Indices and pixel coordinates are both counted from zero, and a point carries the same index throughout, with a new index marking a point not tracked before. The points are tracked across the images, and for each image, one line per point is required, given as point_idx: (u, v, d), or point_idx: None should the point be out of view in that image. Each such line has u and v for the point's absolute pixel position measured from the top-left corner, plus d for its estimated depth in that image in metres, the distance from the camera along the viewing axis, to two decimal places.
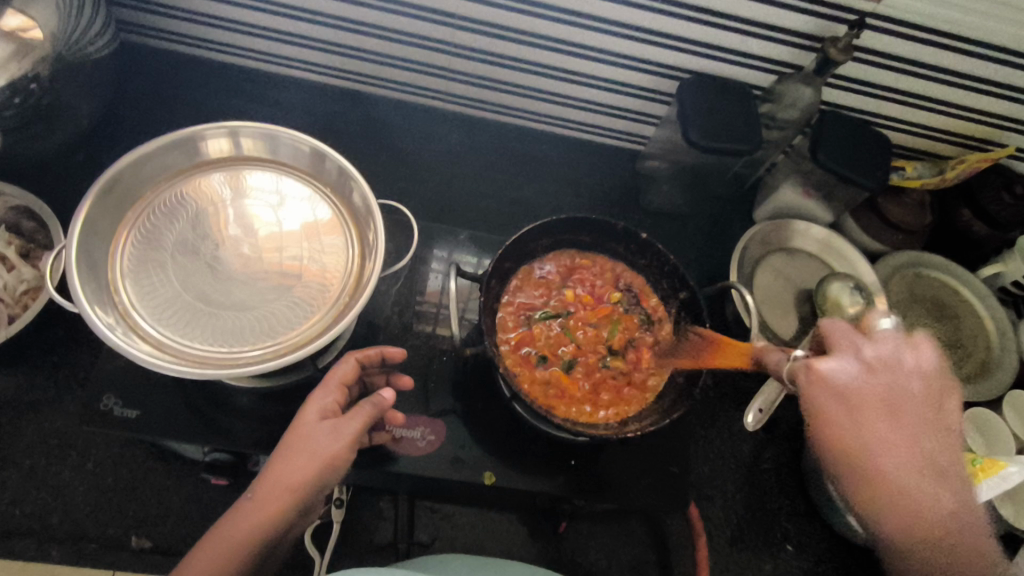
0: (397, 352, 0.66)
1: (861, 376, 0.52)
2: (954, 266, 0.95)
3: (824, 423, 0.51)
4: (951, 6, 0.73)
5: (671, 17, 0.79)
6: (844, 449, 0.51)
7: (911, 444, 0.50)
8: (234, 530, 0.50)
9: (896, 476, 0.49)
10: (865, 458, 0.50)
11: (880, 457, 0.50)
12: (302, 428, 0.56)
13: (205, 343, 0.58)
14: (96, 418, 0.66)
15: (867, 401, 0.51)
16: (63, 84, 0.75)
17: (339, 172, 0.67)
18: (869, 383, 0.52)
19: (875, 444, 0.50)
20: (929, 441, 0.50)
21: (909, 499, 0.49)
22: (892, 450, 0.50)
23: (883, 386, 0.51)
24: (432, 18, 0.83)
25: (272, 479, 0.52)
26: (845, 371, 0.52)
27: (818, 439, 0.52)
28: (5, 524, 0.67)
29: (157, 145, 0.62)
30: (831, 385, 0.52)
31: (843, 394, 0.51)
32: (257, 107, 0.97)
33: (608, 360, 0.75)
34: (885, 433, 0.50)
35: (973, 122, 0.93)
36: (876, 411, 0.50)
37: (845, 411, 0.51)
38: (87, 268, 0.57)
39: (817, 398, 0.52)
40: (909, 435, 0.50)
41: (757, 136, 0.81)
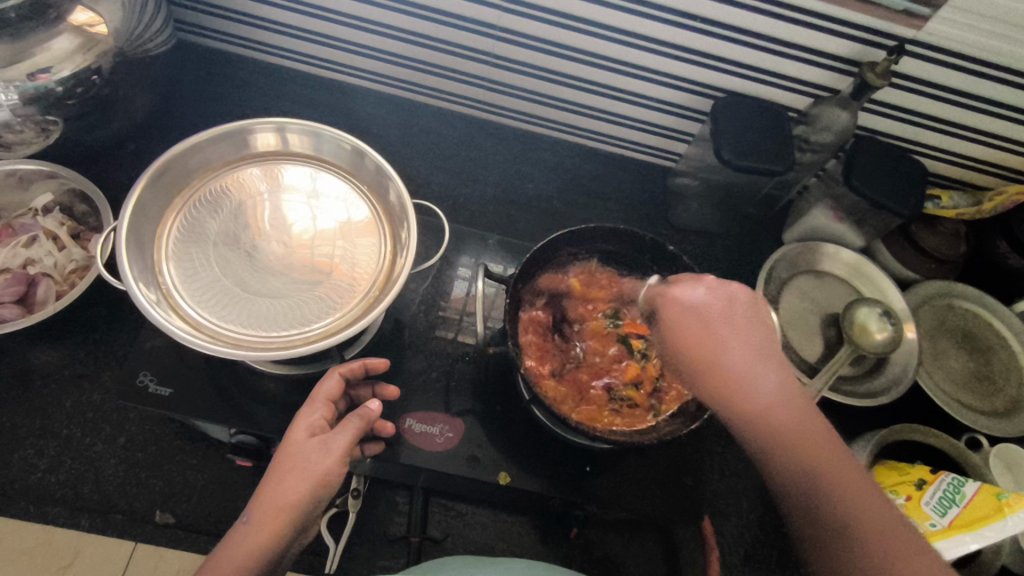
0: (379, 364, 0.68)
1: (710, 296, 0.57)
2: (989, 299, 0.93)
3: (690, 342, 0.55)
4: (995, 36, 0.72)
5: (711, 37, 0.80)
6: (713, 373, 0.54)
7: (760, 358, 0.54)
8: (229, 557, 0.50)
9: (746, 380, 0.53)
10: (727, 372, 0.53)
11: (736, 367, 0.53)
12: (291, 448, 0.56)
13: (240, 327, 0.60)
14: (132, 394, 0.69)
15: (694, 319, 0.56)
16: (123, 77, 0.80)
17: (377, 171, 0.69)
18: (714, 302, 0.56)
19: (725, 357, 0.54)
20: (742, 363, 0.54)
21: (782, 411, 0.51)
22: (734, 356, 0.54)
23: (709, 320, 0.55)
24: (475, 29, 0.85)
25: (266, 500, 0.52)
26: (692, 292, 0.57)
27: (682, 359, 0.56)
28: (39, 491, 0.70)
29: (207, 137, 0.65)
30: (681, 304, 0.57)
31: (694, 313, 0.56)
32: (301, 107, 1.00)
33: (619, 391, 0.74)
34: (744, 360, 0.54)
35: (1011, 154, 0.92)
36: (720, 338, 0.54)
37: (711, 326, 0.55)
38: (136, 249, 0.59)
39: (682, 310, 0.57)
40: (767, 358, 0.54)
41: (791, 157, 0.81)
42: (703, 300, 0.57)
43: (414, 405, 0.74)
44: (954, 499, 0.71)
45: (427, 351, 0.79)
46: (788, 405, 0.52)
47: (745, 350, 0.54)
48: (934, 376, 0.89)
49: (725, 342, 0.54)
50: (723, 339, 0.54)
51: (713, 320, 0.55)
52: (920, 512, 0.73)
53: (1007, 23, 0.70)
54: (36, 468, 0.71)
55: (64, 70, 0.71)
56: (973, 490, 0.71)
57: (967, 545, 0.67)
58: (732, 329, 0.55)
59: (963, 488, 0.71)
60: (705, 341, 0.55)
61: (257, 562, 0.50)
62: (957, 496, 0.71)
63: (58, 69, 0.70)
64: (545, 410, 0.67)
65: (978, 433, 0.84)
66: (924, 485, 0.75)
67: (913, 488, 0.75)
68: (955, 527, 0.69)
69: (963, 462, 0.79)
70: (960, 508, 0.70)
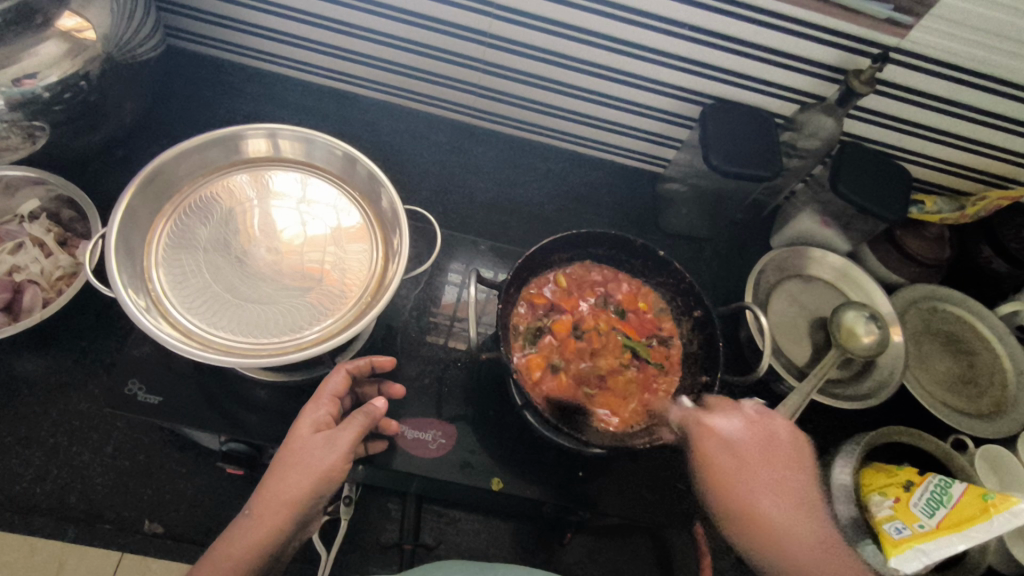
0: (386, 361, 0.68)
1: (745, 429, 0.61)
2: (972, 302, 0.94)
3: (720, 482, 0.57)
4: (976, 44, 0.74)
5: (699, 44, 0.81)
6: (733, 496, 0.56)
7: (785, 499, 0.56)
8: (231, 548, 0.51)
9: (777, 526, 0.54)
10: (750, 509, 0.55)
11: (761, 507, 0.55)
12: (296, 442, 0.56)
13: (231, 333, 0.59)
14: (120, 402, 0.68)
15: (740, 451, 0.59)
16: (110, 83, 0.79)
17: (368, 177, 0.69)
18: (751, 438, 0.60)
19: (763, 501, 0.56)
20: (791, 500, 0.56)
21: (804, 540, 0.53)
22: (772, 501, 0.56)
23: (768, 459, 0.59)
24: (466, 36, 0.86)
25: (269, 493, 0.53)
26: (728, 423, 0.61)
27: (703, 487, 0.58)
28: (24, 500, 0.69)
29: (199, 142, 0.64)
30: (718, 438, 0.60)
31: (729, 447, 0.59)
32: (291, 113, 1.00)
33: (612, 374, 0.76)
34: (767, 489, 0.57)
35: (993, 159, 0.94)
36: (744, 476, 0.57)
37: (736, 470, 0.57)
38: (125, 255, 0.59)
39: (715, 448, 0.59)
40: (795, 503, 0.57)
41: (779, 163, 0.82)
42: (729, 429, 0.61)
43: (405, 411, 0.74)
44: (942, 501, 0.72)
45: (419, 356, 0.79)
46: (819, 553, 0.53)
47: (768, 480, 0.57)
48: (921, 379, 0.90)
49: (756, 476, 0.57)
50: (752, 475, 0.57)
51: (756, 455, 0.59)
52: (908, 513, 0.72)
53: (986, 32, 0.72)
54: (21, 478, 0.70)
55: (51, 76, 0.70)
56: (959, 490, 0.72)
57: (955, 546, 0.68)
58: (767, 460, 0.59)
59: (949, 488, 0.73)
60: (732, 472, 0.57)
61: (258, 554, 0.50)
62: (944, 497, 0.73)
63: (44, 74, 0.70)
64: (537, 415, 0.67)
65: (964, 435, 0.85)
66: (913, 486, 0.75)
67: (901, 489, 0.75)
68: (943, 528, 0.70)
69: (949, 463, 0.80)
70: (948, 509, 0.71)
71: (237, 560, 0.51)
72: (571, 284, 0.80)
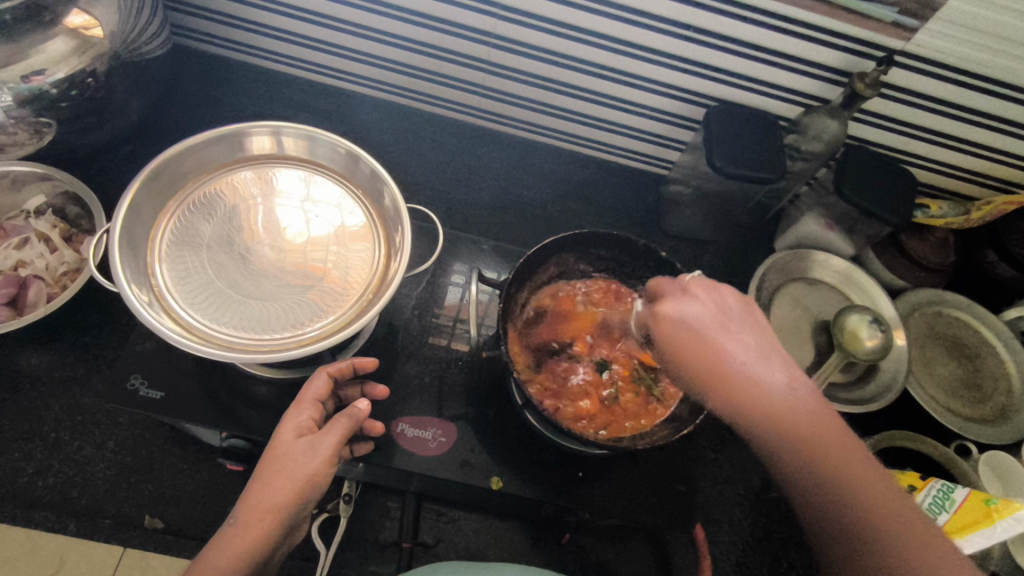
0: (367, 362, 0.68)
1: (706, 311, 0.53)
2: (977, 307, 0.94)
3: (697, 358, 0.50)
4: (981, 48, 0.74)
5: (703, 46, 0.81)
6: (706, 369, 0.50)
7: (762, 356, 0.51)
8: (216, 558, 0.50)
9: (748, 378, 0.49)
10: (729, 372, 0.50)
11: (733, 364, 0.50)
12: (278, 448, 0.56)
13: (233, 330, 0.60)
14: (122, 397, 0.68)
15: (698, 320, 0.52)
16: (117, 81, 0.80)
17: (372, 175, 0.69)
18: (705, 312, 0.53)
19: (741, 371, 0.50)
20: (769, 372, 0.50)
21: (777, 401, 0.48)
22: (753, 367, 0.50)
23: (756, 324, 0.53)
24: (470, 36, 0.86)
25: (251, 503, 0.53)
26: (696, 298, 0.54)
27: (686, 368, 0.50)
28: (26, 494, 0.69)
29: (202, 139, 0.65)
30: (677, 320, 0.52)
31: (689, 322, 0.52)
32: (297, 112, 1.01)
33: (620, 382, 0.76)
34: (751, 362, 0.50)
35: (999, 164, 0.93)
36: (725, 332, 0.51)
37: (721, 330, 0.52)
38: (129, 251, 0.59)
39: (680, 316, 0.52)
40: (771, 359, 0.51)
41: (782, 166, 0.82)
42: (688, 304, 0.53)
43: (406, 410, 0.74)
44: (943, 506, 0.71)
45: (421, 355, 0.79)
46: (798, 399, 0.49)
47: (750, 349, 0.51)
48: (924, 385, 0.90)
49: (718, 345, 0.51)
50: (725, 343, 0.51)
51: (716, 322, 0.52)
52: None
53: (992, 35, 0.72)
54: (24, 472, 0.70)
55: (59, 73, 0.71)
56: (962, 496, 0.71)
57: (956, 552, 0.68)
58: (739, 331, 0.52)
59: (952, 494, 0.72)
60: (694, 347, 0.51)
61: (243, 564, 0.51)
62: (945, 502, 0.72)
63: (52, 71, 0.70)
64: (537, 414, 0.67)
65: (967, 440, 0.85)
66: (914, 491, 0.75)
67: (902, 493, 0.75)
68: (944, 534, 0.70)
69: (953, 469, 0.79)
70: (949, 515, 0.71)
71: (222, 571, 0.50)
72: (569, 307, 0.81)
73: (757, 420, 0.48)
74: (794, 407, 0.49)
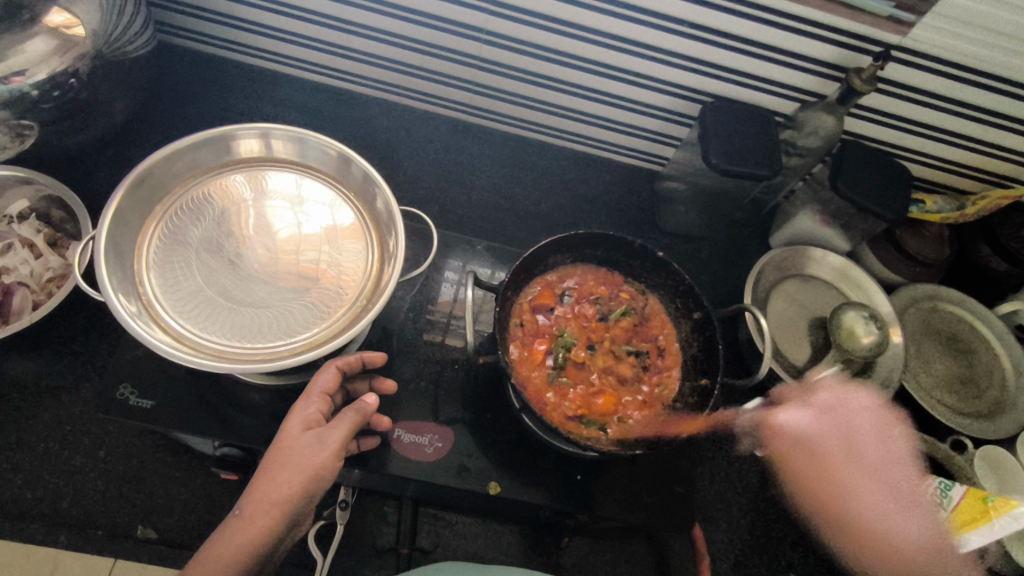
0: (376, 356, 0.67)
1: (817, 420, 0.72)
2: (972, 302, 0.94)
3: (800, 459, 0.72)
4: (978, 43, 0.73)
5: (698, 42, 0.80)
6: (818, 484, 0.70)
7: (887, 495, 0.67)
8: (223, 547, 0.50)
9: (877, 527, 0.64)
10: (864, 529, 0.65)
11: (846, 502, 0.67)
12: (286, 441, 0.56)
13: (224, 337, 0.58)
14: (112, 407, 0.67)
15: (819, 448, 0.70)
16: (101, 81, 0.78)
17: (364, 178, 0.68)
18: (826, 428, 0.71)
19: (862, 499, 0.66)
20: (863, 480, 0.68)
21: (894, 528, 0.64)
22: (868, 488, 0.67)
23: (845, 430, 0.71)
24: (462, 32, 0.85)
25: (259, 493, 0.52)
26: (801, 419, 0.72)
27: (803, 481, 0.72)
28: (15, 507, 0.68)
29: (189, 143, 0.63)
30: (792, 434, 0.72)
31: (805, 444, 0.72)
32: (286, 110, 0.99)
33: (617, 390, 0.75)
34: (869, 481, 0.68)
35: (993, 158, 0.93)
36: (850, 463, 0.69)
37: (845, 458, 0.69)
38: (115, 259, 0.58)
39: (787, 430, 0.73)
40: (888, 482, 0.68)
41: (779, 163, 0.81)
42: (807, 422, 0.72)
43: (402, 414, 0.73)
44: (942, 503, 0.71)
45: (416, 357, 0.78)
46: (930, 542, 0.62)
47: (870, 493, 0.67)
48: (921, 379, 0.90)
49: (811, 456, 0.71)
50: (827, 447, 0.70)
51: (826, 432, 0.71)
52: None
53: (989, 30, 0.71)
54: (12, 484, 0.69)
55: (39, 73, 0.69)
56: (960, 493, 0.71)
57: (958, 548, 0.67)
58: (847, 448, 0.70)
59: (950, 491, 0.71)
60: (809, 438, 0.71)
61: (247, 554, 0.50)
62: (944, 500, 0.71)
63: (32, 72, 0.69)
64: (534, 418, 0.66)
65: (963, 435, 0.85)
66: None
67: None
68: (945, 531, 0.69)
69: (949, 464, 0.79)
70: (949, 512, 0.70)
71: (227, 561, 0.50)
72: (552, 295, 0.78)
73: (901, 537, 0.63)
74: (896, 529, 0.63)
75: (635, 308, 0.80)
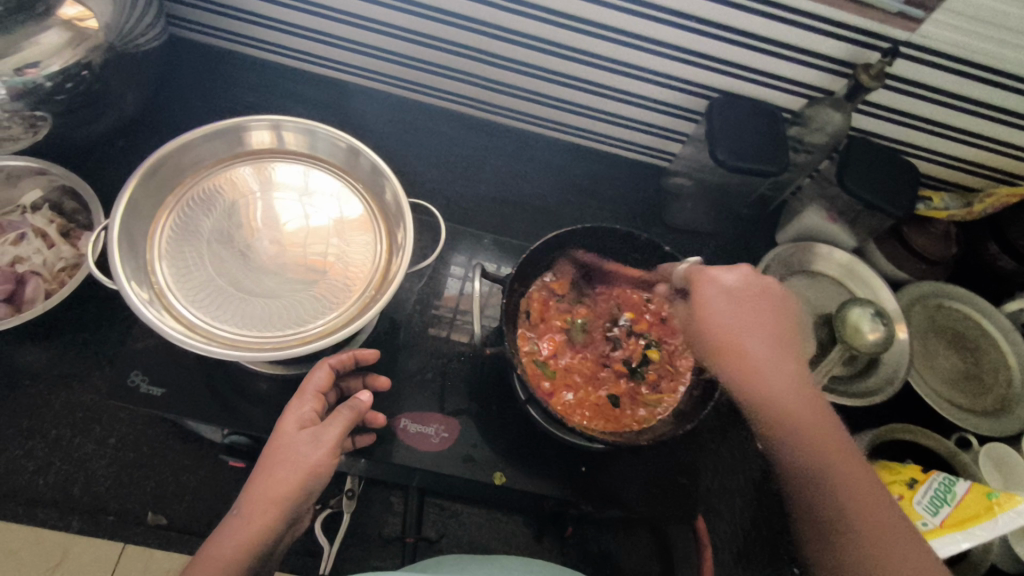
0: (369, 353, 0.68)
1: (741, 282, 0.65)
2: (977, 298, 0.93)
3: (713, 328, 0.64)
4: (987, 39, 0.73)
5: (706, 38, 0.80)
6: (725, 345, 0.63)
7: (774, 353, 0.63)
8: (221, 550, 0.51)
9: (767, 371, 0.62)
10: (739, 353, 0.63)
11: (751, 353, 0.63)
12: (280, 440, 0.56)
13: (235, 327, 0.59)
14: (123, 394, 0.68)
15: (734, 308, 0.64)
16: (114, 74, 0.79)
17: (373, 170, 0.69)
18: (745, 293, 0.65)
19: (750, 352, 0.63)
20: (777, 342, 0.64)
21: (782, 382, 0.61)
22: (759, 351, 0.63)
23: (759, 308, 0.64)
24: (469, 27, 0.85)
25: (255, 494, 0.52)
26: (731, 278, 0.65)
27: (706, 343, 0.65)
28: (28, 492, 0.69)
29: (201, 134, 0.64)
30: (713, 288, 0.65)
31: (728, 296, 0.65)
32: (295, 104, 1.00)
33: (654, 367, 0.76)
34: (760, 341, 0.63)
35: (1002, 155, 0.93)
36: (744, 332, 0.63)
37: (751, 321, 0.64)
38: (128, 248, 0.59)
39: (709, 304, 0.65)
40: (784, 352, 0.63)
41: (786, 158, 0.82)
42: (731, 283, 0.65)
43: (410, 405, 0.74)
44: (945, 499, 0.72)
45: (423, 349, 0.79)
46: (802, 398, 0.61)
47: (769, 352, 0.63)
48: (924, 376, 0.90)
49: (723, 327, 0.64)
50: (731, 321, 0.64)
51: (740, 307, 0.64)
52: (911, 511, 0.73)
53: (998, 27, 0.71)
54: (25, 469, 0.70)
55: (53, 65, 0.70)
56: (964, 489, 0.72)
57: (959, 543, 0.67)
58: (755, 320, 0.64)
59: (953, 487, 0.73)
60: (704, 310, 0.65)
61: (246, 555, 0.51)
62: (948, 496, 0.73)
63: (46, 64, 0.69)
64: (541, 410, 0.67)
65: (969, 433, 0.85)
66: (916, 484, 0.75)
67: (904, 487, 0.75)
68: (946, 525, 0.70)
69: (954, 462, 0.79)
70: (951, 507, 0.71)
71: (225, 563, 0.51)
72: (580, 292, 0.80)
73: (777, 403, 0.61)
74: (768, 390, 0.61)
75: (657, 310, 0.80)
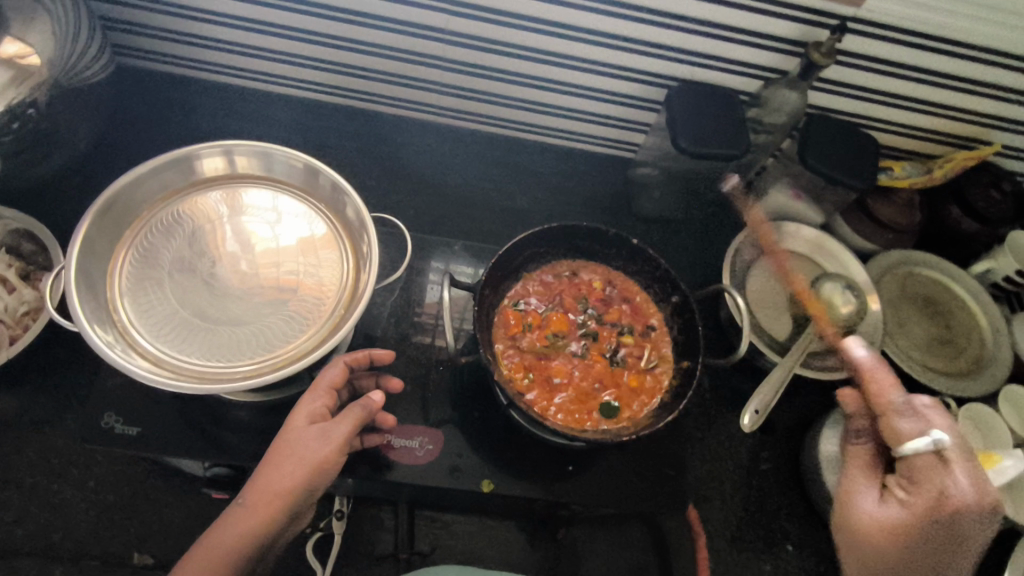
0: (383, 354, 0.67)
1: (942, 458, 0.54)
2: (946, 264, 0.96)
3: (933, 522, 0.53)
4: (929, 8, 0.74)
5: (657, 27, 0.80)
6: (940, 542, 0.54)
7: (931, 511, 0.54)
8: (224, 536, 0.53)
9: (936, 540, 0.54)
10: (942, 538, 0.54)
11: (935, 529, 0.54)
12: (291, 433, 0.57)
13: (203, 358, 0.58)
14: (97, 436, 0.67)
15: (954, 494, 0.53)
16: (59, 108, 0.77)
17: (333, 188, 0.68)
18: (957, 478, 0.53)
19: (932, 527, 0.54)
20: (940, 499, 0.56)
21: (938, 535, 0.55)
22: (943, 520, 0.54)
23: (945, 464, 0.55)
24: (420, 34, 0.85)
25: (261, 486, 0.54)
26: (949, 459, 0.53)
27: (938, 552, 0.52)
28: (6, 544, 0.68)
29: (154, 165, 0.63)
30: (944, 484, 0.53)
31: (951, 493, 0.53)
32: (252, 125, 0.98)
33: (629, 359, 0.77)
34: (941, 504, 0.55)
35: (957, 121, 0.94)
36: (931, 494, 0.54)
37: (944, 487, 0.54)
38: (87, 288, 0.58)
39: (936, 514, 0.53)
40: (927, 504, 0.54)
41: (746, 141, 0.82)
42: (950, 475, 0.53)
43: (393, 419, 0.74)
44: None
45: (403, 362, 0.78)
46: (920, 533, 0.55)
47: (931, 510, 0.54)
48: (900, 344, 0.91)
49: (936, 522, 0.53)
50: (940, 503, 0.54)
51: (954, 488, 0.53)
52: None
53: None
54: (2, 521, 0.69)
55: None
56: None
57: None
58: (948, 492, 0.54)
59: None
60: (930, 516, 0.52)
61: (246, 542, 0.53)
62: None
63: None
64: (522, 414, 0.66)
65: (947, 397, 0.86)
66: None
67: None
68: None
69: None
70: None
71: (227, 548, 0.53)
72: (553, 288, 0.80)
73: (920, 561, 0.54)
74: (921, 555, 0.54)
75: (631, 301, 0.80)
